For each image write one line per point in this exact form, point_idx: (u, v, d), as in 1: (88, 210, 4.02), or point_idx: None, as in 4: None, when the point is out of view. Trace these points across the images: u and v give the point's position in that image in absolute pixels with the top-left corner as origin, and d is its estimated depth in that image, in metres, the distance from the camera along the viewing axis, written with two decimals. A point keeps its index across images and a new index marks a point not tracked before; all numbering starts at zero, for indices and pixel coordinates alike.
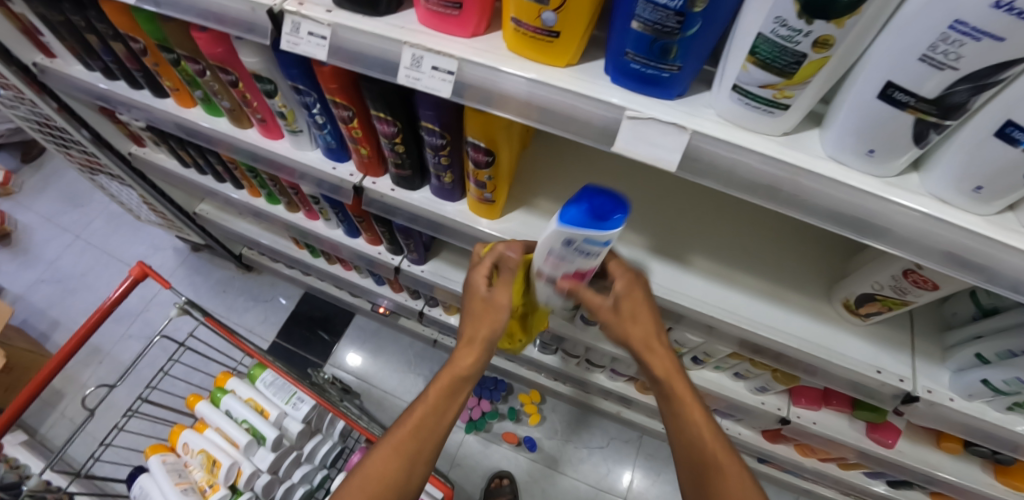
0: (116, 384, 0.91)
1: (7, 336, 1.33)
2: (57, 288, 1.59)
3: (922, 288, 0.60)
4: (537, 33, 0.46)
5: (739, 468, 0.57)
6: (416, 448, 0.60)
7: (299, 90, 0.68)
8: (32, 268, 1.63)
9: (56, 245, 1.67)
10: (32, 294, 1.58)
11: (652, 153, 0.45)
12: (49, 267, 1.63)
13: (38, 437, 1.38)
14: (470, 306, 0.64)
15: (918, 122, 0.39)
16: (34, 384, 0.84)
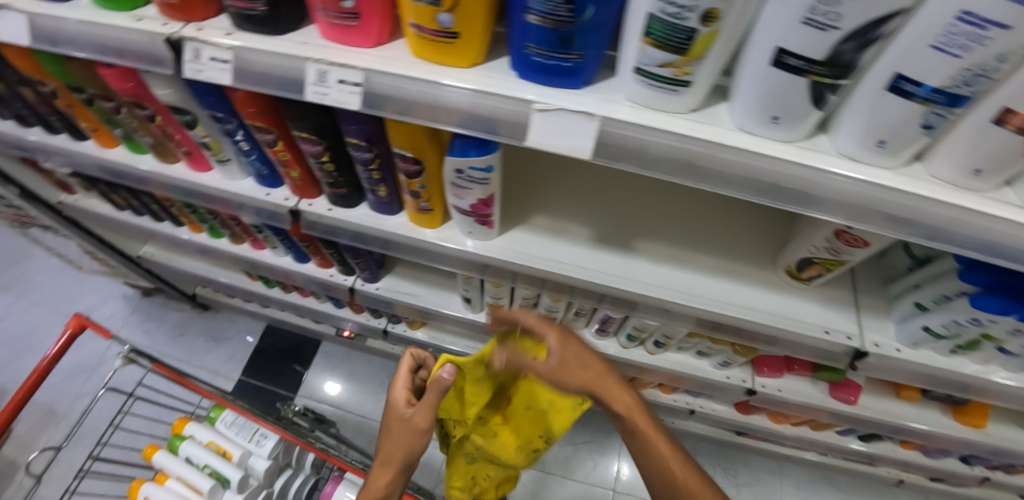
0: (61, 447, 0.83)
1: None
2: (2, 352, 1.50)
3: (854, 247, 0.62)
4: (436, 35, 0.45)
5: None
6: None
7: (218, 117, 0.64)
8: None
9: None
10: None
11: (568, 144, 0.45)
12: None
13: None
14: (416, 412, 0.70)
15: (815, 84, 0.39)
16: None
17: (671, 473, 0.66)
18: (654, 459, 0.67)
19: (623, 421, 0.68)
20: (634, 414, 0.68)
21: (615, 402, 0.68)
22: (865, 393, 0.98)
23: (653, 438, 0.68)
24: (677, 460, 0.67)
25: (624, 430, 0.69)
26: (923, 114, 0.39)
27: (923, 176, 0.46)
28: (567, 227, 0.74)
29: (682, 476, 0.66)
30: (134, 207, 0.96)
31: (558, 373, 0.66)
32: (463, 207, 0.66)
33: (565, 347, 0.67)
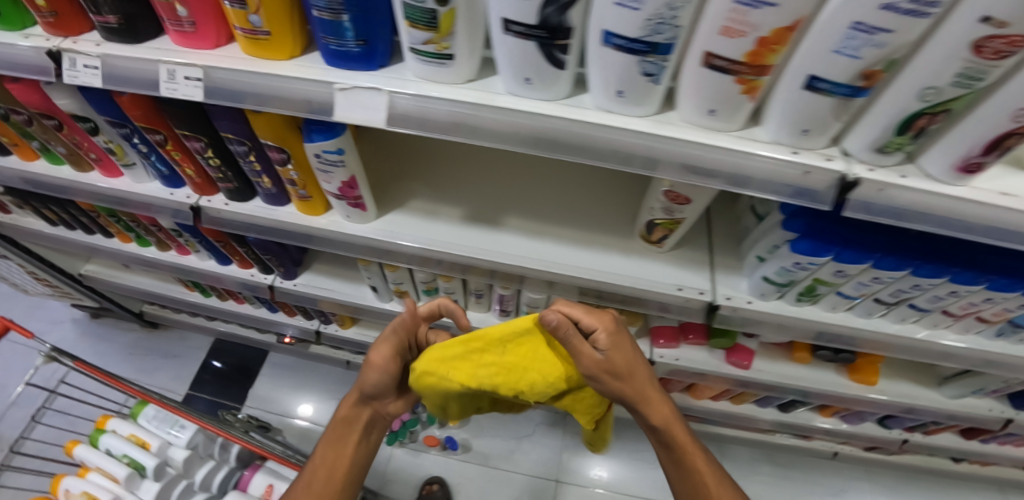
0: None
1: None
2: None
3: (681, 204, 0.69)
4: (254, 34, 0.54)
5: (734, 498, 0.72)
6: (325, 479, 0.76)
7: (114, 123, 0.70)
8: None
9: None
10: None
11: (366, 116, 0.54)
12: None
13: None
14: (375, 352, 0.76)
15: (539, 45, 0.47)
16: None
17: (699, 469, 0.72)
18: (686, 464, 0.72)
19: (663, 427, 0.71)
20: (671, 420, 0.72)
21: (660, 414, 0.70)
22: (761, 359, 1.04)
23: (685, 442, 0.73)
24: (702, 465, 0.72)
25: (656, 436, 0.74)
26: (640, 64, 0.46)
27: (672, 120, 0.52)
28: (440, 209, 0.81)
29: (708, 468, 0.73)
30: (65, 220, 1.00)
31: (603, 374, 0.63)
32: (334, 191, 0.73)
33: (614, 354, 0.64)
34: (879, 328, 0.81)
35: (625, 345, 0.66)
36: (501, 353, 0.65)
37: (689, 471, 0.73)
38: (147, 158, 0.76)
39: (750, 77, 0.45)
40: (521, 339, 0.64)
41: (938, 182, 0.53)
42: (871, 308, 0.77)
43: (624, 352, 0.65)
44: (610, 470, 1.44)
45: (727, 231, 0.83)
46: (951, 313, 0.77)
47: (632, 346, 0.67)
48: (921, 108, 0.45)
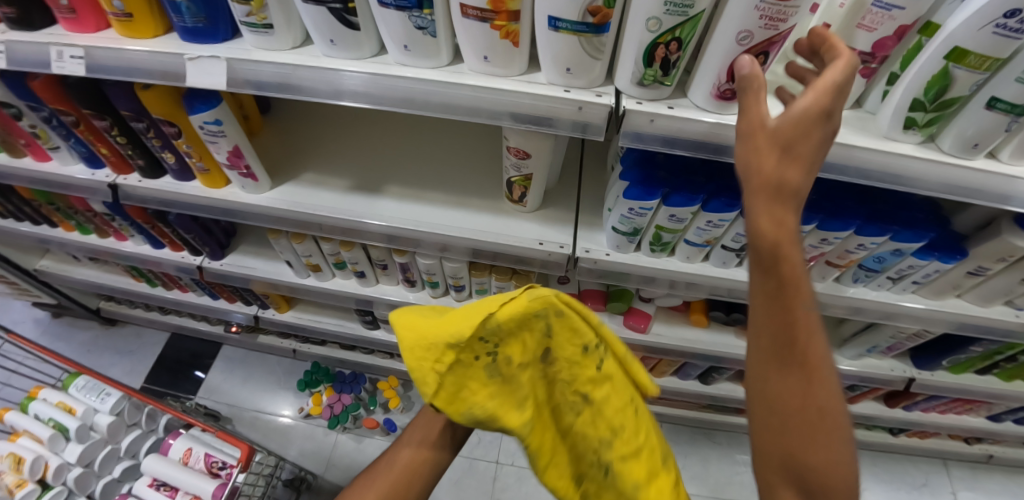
0: None
1: None
2: None
3: (524, 160, 0.76)
4: (116, 16, 0.63)
5: (844, 439, 0.44)
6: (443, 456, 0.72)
7: (33, 107, 0.80)
8: None
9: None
10: None
11: (211, 82, 0.63)
12: None
13: None
14: None
15: (329, 10, 0.56)
16: None
17: (796, 398, 0.44)
18: (786, 431, 0.44)
19: (799, 361, 0.44)
20: (818, 352, 0.44)
21: (799, 332, 0.43)
22: (661, 323, 1.08)
23: (808, 398, 0.44)
24: (833, 439, 0.44)
25: (761, 379, 0.46)
26: (412, 19, 0.55)
27: (461, 71, 0.61)
28: (328, 179, 0.89)
29: (823, 386, 0.44)
30: (11, 210, 1.10)
31: (766, 146, 0.43)
32: (224, 162, 0.82)
33: (796, 129, 0.41)
34: (736, 276, 0.86)
35: (823, 125, 0.41)
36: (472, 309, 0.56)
37: (775, 395, 0.45)
38: (67, 139, 0.86)
39: (501, 23, 0.54)
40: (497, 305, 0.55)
41: (707, 113, 0.59)
42: (724, 256, 0.83)
43: (804, 140, 0.42)
44: None
45: (594, 192, 0.89)
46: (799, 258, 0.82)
47: (823, 139, 0.43)
48: (654, 38, 0.52)
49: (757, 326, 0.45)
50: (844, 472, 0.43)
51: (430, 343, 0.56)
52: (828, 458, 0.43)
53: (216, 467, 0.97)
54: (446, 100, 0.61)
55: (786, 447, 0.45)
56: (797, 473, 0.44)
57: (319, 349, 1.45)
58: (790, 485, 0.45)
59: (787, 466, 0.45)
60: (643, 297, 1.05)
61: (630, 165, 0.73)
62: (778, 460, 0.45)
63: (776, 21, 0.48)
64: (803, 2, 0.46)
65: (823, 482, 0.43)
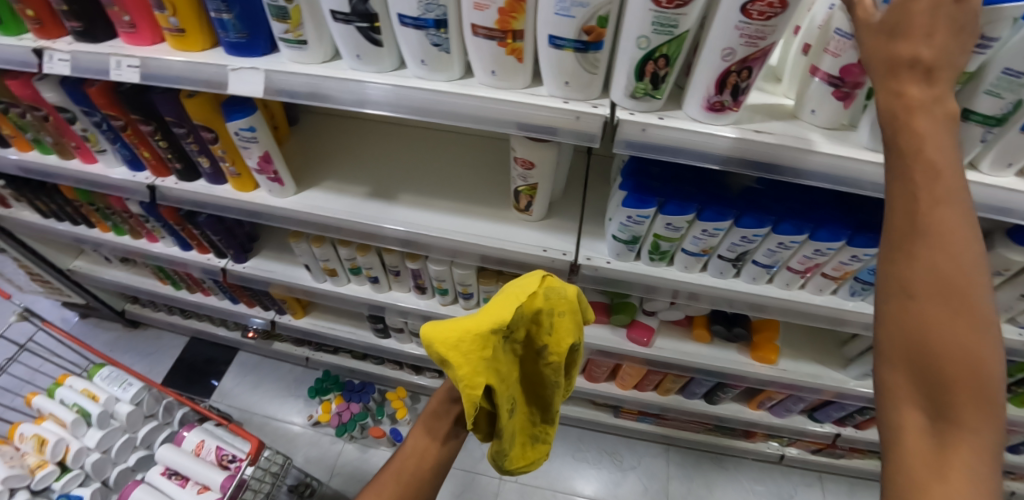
0: None
1: None
2: None
3: (529, 169, 0.81)
4: (171, 31, 0.72)
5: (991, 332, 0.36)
6: (441, 460, 0.74)
7: (87, 112, 0.91)
8: None
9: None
10: None
11: (249, 90, 0.70)
12: None
13: None
14: None
15: (359, 29, 0.63)
16: None
17: (937, 274, 0.36)
18: (917, 298, 0.37)
19: (930, 220, 0.37)
20: (954, 219, 0.36)
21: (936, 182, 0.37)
22: (664, 337, 1.09)
23: (941, 263, 0.36)
24: (969, 316, 0.36)
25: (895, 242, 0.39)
26: (428, 37, 0.62)
27: (471, 84, 0.67)
28: (346, 187, 0.95)
29: (970, 255, 0.36)
30: (55, 211, 1.21)
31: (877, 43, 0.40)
32: (254, 167, 0.89)
33: (913, 15, 0.37)
34: (732, 287, 0.89)
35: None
36: (475, 317, 0.57)
37: (908, 278, 0.37)
38: (113, 143, 0.96)
39: (507, 40, 0.60)
40: (506, 314, 0.56)
41: (700, 124, 0.65)
42: (721, 266, 0.86)
43: (948, 62, 0.37)
44: (553, 472, 1.44)
45: (597, 204, 0.93)
46: (795, 270, 0.84)
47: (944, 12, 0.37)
48: (643, 54, 0.58)
49: (891, 176, 0.39)
50: (981, 357, 0.35)
51: (478, 333, 0.55)
52: (966, 338, 0.35)
53: (227, 459, 1.02)
54: (456, 109, 0.67)
55: (913, 341, 0.37)
56: (920, 355, 0.37)
57: (331, 358, 1.49)
58: (906, 363, 0.37)
59: (909, 344, 0.37)
60: (647, 310, 1.07)
61: (627, 176, 0.78)
62: (903, 336, 0.37)
63: (755, 37, 0.55)
64: (777, 21, 0.53)
65: (956, 361, 0.35)
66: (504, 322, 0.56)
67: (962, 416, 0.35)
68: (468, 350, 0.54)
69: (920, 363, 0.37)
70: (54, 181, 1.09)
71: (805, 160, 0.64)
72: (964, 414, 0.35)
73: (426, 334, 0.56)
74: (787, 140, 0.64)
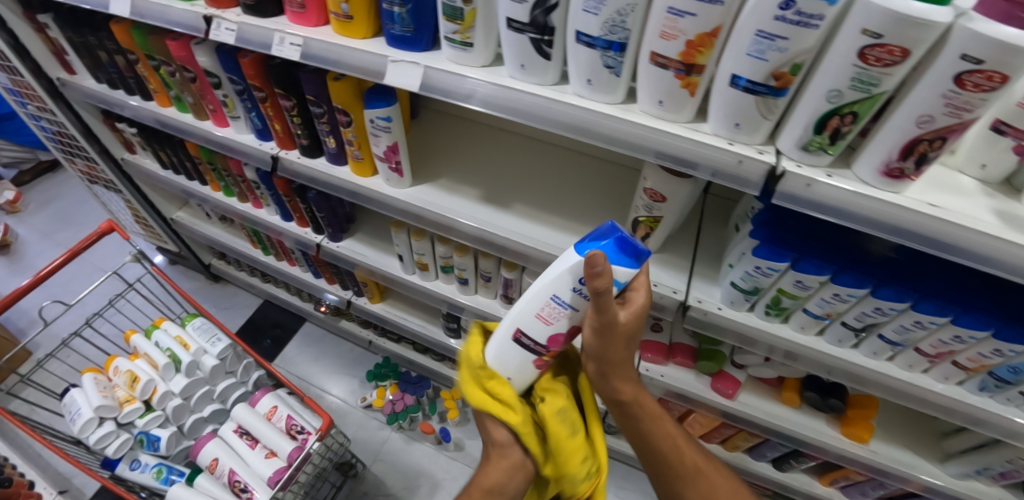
0: (68, 305, 1.05)
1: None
2: None
3: (659, 202, 0.80)
4: (339, 16, 0.73)
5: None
6: None
7: (233, 80, 0.97)
8: (19, 274, 1.76)
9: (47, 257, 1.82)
10: None
11: (405, 83, 0.70)
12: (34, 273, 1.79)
13: None
14: None
15: (532, 40, 0.62)
16: None
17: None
18: (701, 480, 0.70)
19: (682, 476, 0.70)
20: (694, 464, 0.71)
21: (675, 453, 0.71)
22: (747, 393, 1.04)
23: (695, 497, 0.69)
24: None
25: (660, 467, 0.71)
26: (603, 58, 0.60)
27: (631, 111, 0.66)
28: (460, 187, 0.96)
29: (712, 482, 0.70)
30: (175, 164, 1.30)
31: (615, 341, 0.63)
32: (379, 154, 0.91)
33: (627, 346, 0.64)
34: (850, 358, 0.83)
35: (643, 296, 0.62)
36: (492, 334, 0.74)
37: None
38: (249, 112, 1.02)
39: (685, 73, 0.59)
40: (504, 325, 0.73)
41: (869, 186, 0.61)
42: (842, 334, 0.81)
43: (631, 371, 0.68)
44: None
45: (713, 245, 0.90)
46: (924, 352, 0.78)
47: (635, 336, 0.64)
48: (830, 109, 0.55)
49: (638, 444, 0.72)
50: None
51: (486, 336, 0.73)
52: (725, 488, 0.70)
53: (295, 430, 1.04)
54: (614, 134, 0.66)
55: None
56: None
57: (393, 346, 1.52)
58: None
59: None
60: (735, 362, 1.03)
61: (760, 225, 0.76)
62: None
63: (547, 318, 0.64)
64: (992, 94, 0.49)
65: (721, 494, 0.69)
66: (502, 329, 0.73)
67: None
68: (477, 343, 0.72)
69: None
70: (185, 137, 1.17)
71: (987, 246, 0.58)
72: None
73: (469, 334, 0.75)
74: (964, 219, 0.59)
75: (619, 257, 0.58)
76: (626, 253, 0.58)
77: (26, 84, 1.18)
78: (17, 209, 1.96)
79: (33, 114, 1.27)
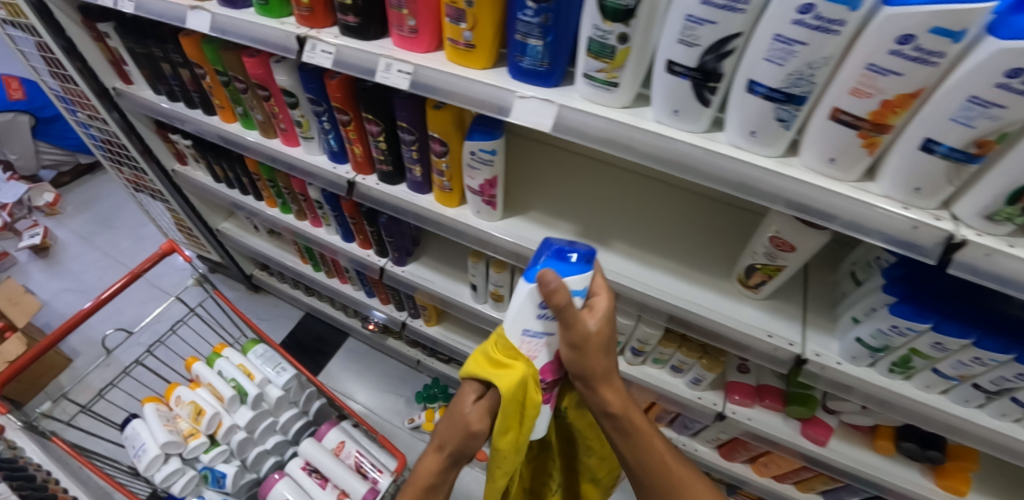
0: (132, 331, 1.01)
1: (30, 332, 1.57)
2: (83, 298, 1.83)
3: (784, 251, 0.75)
4: (460, 45, 0.67)
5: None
6: None
7: (314, 101, 0.91)
8: (59, 278, 1.90)
9: (85, 261, 1.96)
10: (56, 300, 1.82)
11: (536, 121, 0.64)
12: (74, 279, 1.90)
13: None
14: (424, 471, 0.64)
15: (695, 86, 0.57)
16: (31, 354, 0.91)
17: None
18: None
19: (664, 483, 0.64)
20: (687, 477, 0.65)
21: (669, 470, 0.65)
22: (837, 439, 1.00)
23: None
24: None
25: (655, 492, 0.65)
26: (776, 110, 0.55)
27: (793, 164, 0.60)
28: (554, 221, 0.92)
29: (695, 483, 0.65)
30: (230, 179, 1.26)
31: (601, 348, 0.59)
32: (474, 187, 0.85)
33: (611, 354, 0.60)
34: (976, 420, 0.76)
35: (608, 302, 0.60)
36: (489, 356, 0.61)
37: None
38: (325, 133, 0.96)
39: (870, 131, 0.53)
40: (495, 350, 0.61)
41: None
42: (970, 395, 0.74)
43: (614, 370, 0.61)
44: None
45: (823, 293, 0.87)
46: None
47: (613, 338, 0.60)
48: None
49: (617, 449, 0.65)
50: None
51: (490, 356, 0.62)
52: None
53: (365, 468, 1.00)
54: (777, 191, 0.60)
55: None
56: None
57: (443, 367, 1.47)
58: None
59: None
60: (827, 407, 0.99)
61: (895, 281, 0.72)
62: None
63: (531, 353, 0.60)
64: None
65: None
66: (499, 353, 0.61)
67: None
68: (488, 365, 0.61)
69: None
70: (246, 154, 1.12)
71: None
72: None
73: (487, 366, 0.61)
74: None
75: (568, 268, 0.56)
76: (570, 262, 0.56)
77: (80, 94, 1.15)
78: (54, 212, 2.12)
79: (83, 122, 1.25)
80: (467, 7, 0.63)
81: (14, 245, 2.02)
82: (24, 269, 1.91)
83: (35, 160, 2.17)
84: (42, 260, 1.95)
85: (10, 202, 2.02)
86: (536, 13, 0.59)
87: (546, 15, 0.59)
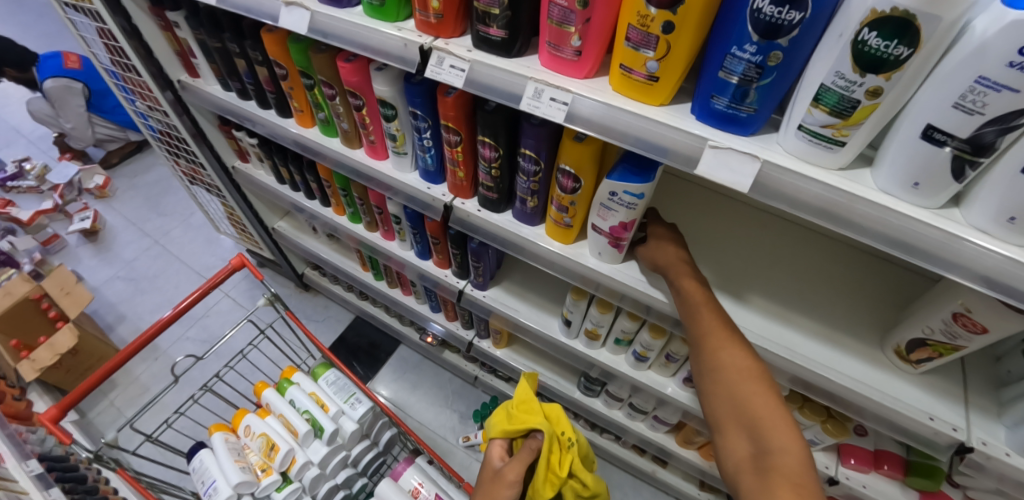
0: (199, 358, 0.96)
1: (81, 322, 1.53)
2: (129, 285, 1.78)
3: (971, 332, 0.64)
4: (640, 77, 0.56)
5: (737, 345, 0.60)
6: None
7: (416, 115, 0.80)
8: (110, 265, 1.84)
9: (134, 247, 1.90)
10: (106, 288, 1.77)
11: (731, 178, 0.54)
12: (126, 266, 1.84)
13: (86, 420, 1.44)
14: (487, 476, 0.80)
15: (956, 158, 0.46)
16: (97, 374, 0.86)
17: (735, 369, 0.58)
18: (723, 380, 0.58)
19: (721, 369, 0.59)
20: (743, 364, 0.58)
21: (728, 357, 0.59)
22: None
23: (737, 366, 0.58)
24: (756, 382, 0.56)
25: (695, 339, 0.64)
26: None
27: None
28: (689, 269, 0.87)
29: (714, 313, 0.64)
30: (296, 182, 1.18)
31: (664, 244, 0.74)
32: (602, 227, 0.76)
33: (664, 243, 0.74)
34: None
35: None
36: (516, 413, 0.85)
37: (720, 372, 0.59)
38: (424, 151, 0.86)
39: None
40: (521, 403, 0.85)
41: None
42: None
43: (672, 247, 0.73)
44: None
45: (982, 372, 0.78)
46: None
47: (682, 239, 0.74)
48: None
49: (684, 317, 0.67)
50: (766, 418, 0.53)
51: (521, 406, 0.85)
52: (761, 396, 0.55)
53: None
54: None
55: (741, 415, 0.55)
56: (747, 422, 0.54)
57: (501, 385, 1.40)
58: (736, 423, 0.55)
59: (739, 419, 0.55)
60: (952, 480, 0.90)
61: None
62: (734, 413, 0.56)
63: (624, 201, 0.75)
64: None
65: (766, 424, 0.53)
66: (521, 407, 0.85)
67: (777, 491, 0.47)
68: (523, 414, 0.84)
69: (745, 422, 0.54)
70: (320, 162, 1.03)
71: None
72: (773, 440, 0.51)
73: (514, 417, 0.84)
74: None
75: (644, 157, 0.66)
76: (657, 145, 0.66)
77: (144, 85, 1.09)
78: (105, 194, 2.06)
79: (141, 110, 1.22)
80: (662, 34, 0.51)
81: (63, 227, 1.97)
82: (73, 253, 1.87)
83: (90, 132, 2.09)
84: (91, 244, 1.90)
85: (61, 183, 1.99)
86: (760, 50, 0.48)
87: (773, 53, 0.47)
